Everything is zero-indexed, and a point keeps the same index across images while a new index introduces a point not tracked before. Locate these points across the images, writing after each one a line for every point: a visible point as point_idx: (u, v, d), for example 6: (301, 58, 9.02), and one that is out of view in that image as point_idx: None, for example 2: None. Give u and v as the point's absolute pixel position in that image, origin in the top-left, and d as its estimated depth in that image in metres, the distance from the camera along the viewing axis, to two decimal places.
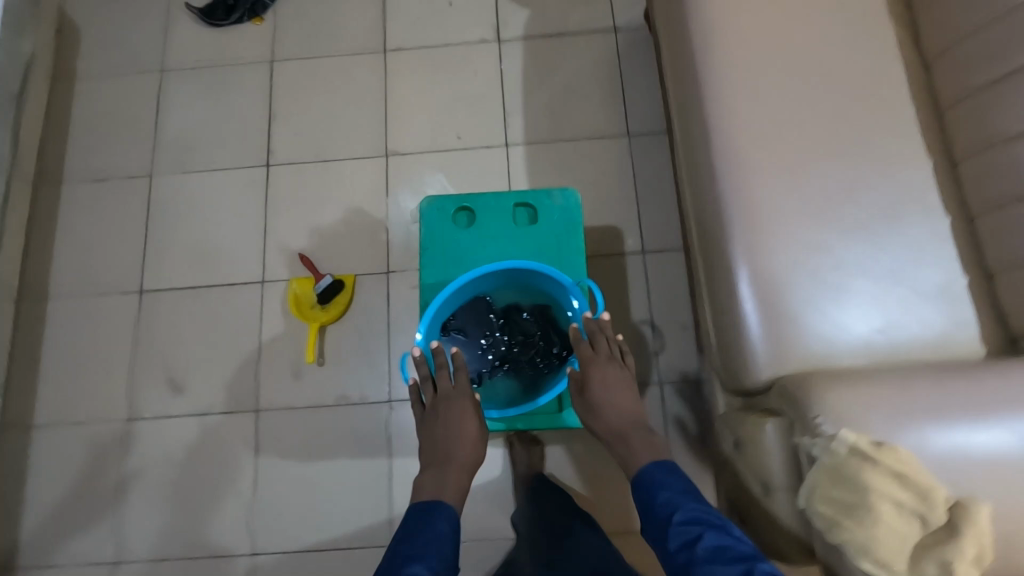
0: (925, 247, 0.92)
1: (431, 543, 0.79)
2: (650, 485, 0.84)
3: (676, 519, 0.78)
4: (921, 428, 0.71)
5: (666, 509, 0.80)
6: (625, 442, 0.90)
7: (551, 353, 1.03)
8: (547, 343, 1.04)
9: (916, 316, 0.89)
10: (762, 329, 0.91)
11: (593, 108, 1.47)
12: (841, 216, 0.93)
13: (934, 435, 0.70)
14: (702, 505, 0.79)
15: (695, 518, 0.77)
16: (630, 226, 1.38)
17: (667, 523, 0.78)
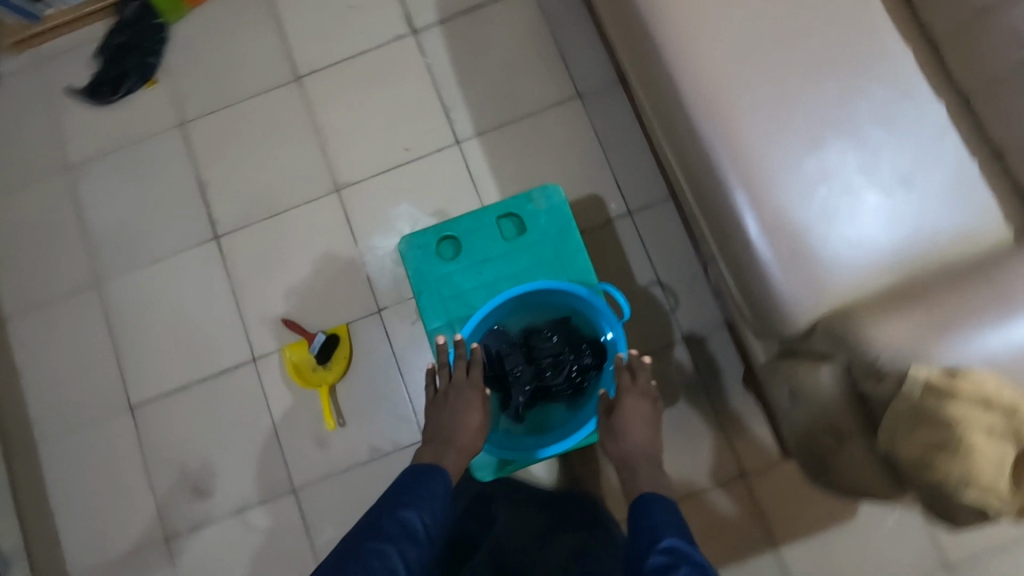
0: (925, 143, 0.88)
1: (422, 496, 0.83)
2: (644, 510, 0.83)
3: (659, 543, 0.76)
4: (987, 341, 0.69)
5: (653, 533, 0.78)
6: (631, 468, 0.92)
7: (585, 367, 1.04)
8: (577, 357, 1.04)
9: (934, 214, 0.86)
10: (784, 270, 0.87)
11: (535, 76, 1.38)
12: (833, 138, 0.88)
13: (1002, 344, 0.69)
14: (682, 537, 0.77)
15: (679, 548, 0.74)
16: (610, 190, 1.32)
17: (650, 547, 0.76)
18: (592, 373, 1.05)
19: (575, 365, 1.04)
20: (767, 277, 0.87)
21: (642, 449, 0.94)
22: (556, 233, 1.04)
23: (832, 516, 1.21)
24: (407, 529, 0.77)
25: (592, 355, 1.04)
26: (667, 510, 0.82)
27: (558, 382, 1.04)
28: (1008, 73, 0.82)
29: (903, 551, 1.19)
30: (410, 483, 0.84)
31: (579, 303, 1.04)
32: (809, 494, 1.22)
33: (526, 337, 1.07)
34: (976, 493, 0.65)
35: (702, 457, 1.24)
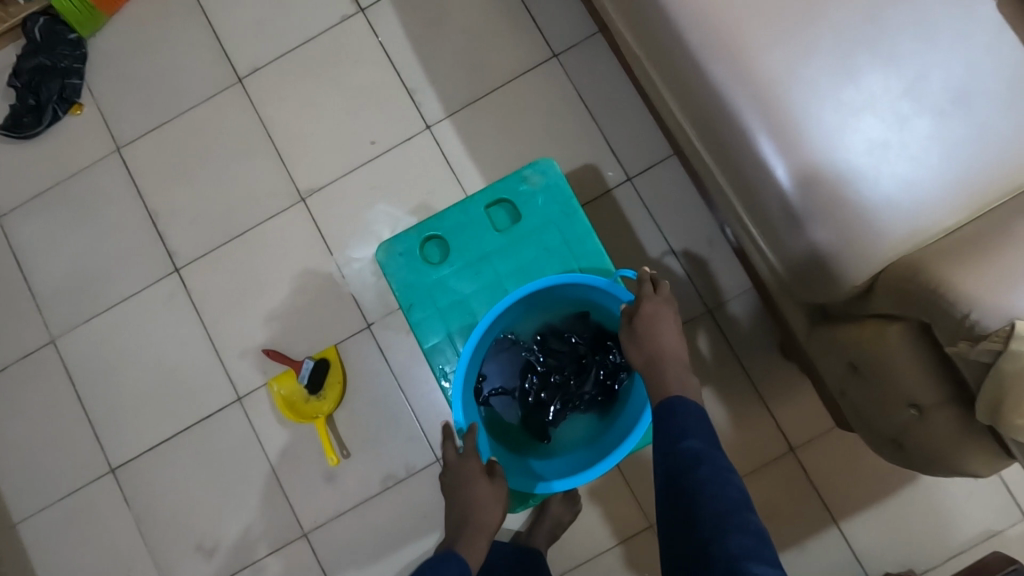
0: (973, 52, 0.74)
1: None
2: (671, 409, 0.76)
3: (684, 444, 0.70)
4: None
5: (676, 433, 0.73)
6: (659, 368, 0.82)
7: (613, 368, 0.96)
8: (602, 359, 0.97)
9: (995, 134, 0.72)
10: (828, 221, 0.73)
11: (504, 41, 1.22)
12: (869, 62, 0.75)
13: None
14: (706, 442, 0.70)
15: (700, 452, 0.69)
16: (604, 156, 1.19)
17: (674, 446, 0.71)
18: (623, 374, 0.97)
19: (600, 369, 0.96)
20: (815, 238, 0.74)
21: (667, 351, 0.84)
22: (558, 214, 0.91)
23: (895, 476, 1.10)
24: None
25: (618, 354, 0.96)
26: (697, 416, 0.74)
27: (585, 390, 0.97)
28: None
29: (980, 505, 1.08)
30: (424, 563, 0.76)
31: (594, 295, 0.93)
32: (866, 457, 1.11)
33: (540, 344, 0.98)
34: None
35: (746, 434, 1.13)
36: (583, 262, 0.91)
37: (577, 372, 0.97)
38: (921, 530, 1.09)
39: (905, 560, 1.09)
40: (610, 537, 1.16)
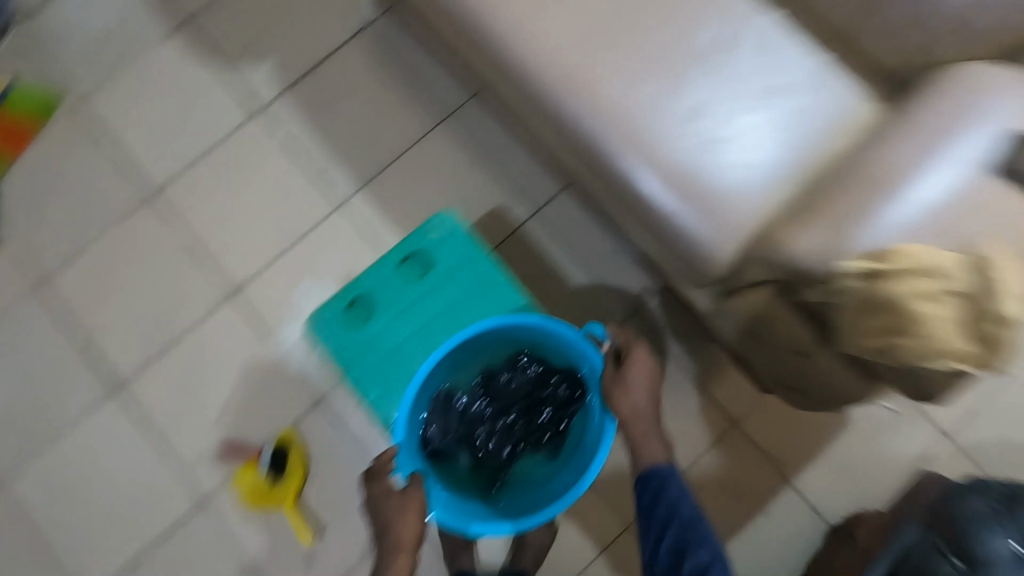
0: (772, 54, 0.90)
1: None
2: (660, 480, 0.88)
3: (679, 520, 0.84)
4: (883, 213, 0.71)
5: (667, 505, 0.86)
6: (643, 430, 0.91)
7: (561, 403, 1.01)
8: (550, 396, 1.01)
9: (806, 115, 0.87)
10: (693, 212, 0.85)
11: (400, 112, 1.34)
12: (694, 75, 0.89)
13: (897, 211, 0.70)
14: (695, 511, 0.85)
15: (692, 529, 0.83)
16: (509, 197, 1.30)
17: (670, 521, 0.84)
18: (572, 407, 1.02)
19: (549, 406, 1.01)
20: (685, 228, 0.86)
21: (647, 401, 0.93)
22: (463, 257, 0.99)
23: (831, 424, 1.20)
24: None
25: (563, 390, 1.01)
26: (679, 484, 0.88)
27: (536, 426, 1.01)
28: None
29: (909, 433, 1.19)
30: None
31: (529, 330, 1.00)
32: (802, 413, 1.21)
33: (483, 386, 1.03)
34: (957, 360, 0.64)
35: (691, 418, 1.22)
36: (495, 297, 0.99)
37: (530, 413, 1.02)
38: (866, 468, 1.19)
39: (858, 499, 1.18)
40: (593, 547, 1.20)
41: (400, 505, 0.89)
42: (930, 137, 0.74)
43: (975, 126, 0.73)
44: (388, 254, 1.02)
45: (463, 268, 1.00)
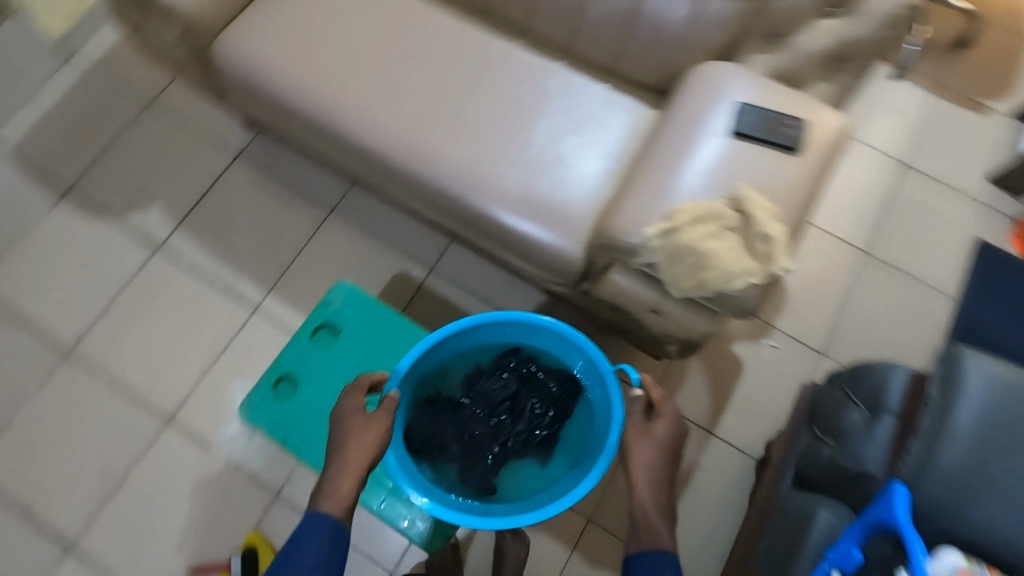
0: (568, 91, 1.13)
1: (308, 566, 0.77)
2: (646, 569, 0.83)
3: None
4: (669, 189, 0.91)
5: None
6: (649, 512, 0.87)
7: (554, 403, 1.12)
8: (542, 396, 1.13)
9: (606, 129, 1.11)
10: (542, 226, 1.06)
11: (289, 217, 1.50)
12: (514, 122, 1.12)
13: (677, 184, 0.91)
14: None
15: None
16: (405, 262, 1.48)
17: None
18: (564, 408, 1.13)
19: (542, 407, 1.12)
20: (540, 240, 1.07)
21: (656, 456, 0.92)
22: (366, 316, 1.10)
23: (725, 375, 1.40)
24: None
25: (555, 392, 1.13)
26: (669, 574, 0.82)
27: (527, 424, 1.12)
28: (570, 34, 1.12)
29: (784, 360, 1.42)
30: (294, 537, 0.79)
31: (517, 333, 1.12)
32: (697, 372, 1.40)
33: (474, 391, 1.14)
34: (748, 276, 0.84)
35: None
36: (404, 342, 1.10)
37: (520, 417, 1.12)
38: (763, 401, 1.38)
39: (766, 428, 1.37)
40: (565, 549, 1.29)
41: (360, 427, 0.86)
42: (688, 122, 0.96)
43: (717, 107, 0.96)
44: (298, 329, 1.10)
45: (369, 324, 1.10)
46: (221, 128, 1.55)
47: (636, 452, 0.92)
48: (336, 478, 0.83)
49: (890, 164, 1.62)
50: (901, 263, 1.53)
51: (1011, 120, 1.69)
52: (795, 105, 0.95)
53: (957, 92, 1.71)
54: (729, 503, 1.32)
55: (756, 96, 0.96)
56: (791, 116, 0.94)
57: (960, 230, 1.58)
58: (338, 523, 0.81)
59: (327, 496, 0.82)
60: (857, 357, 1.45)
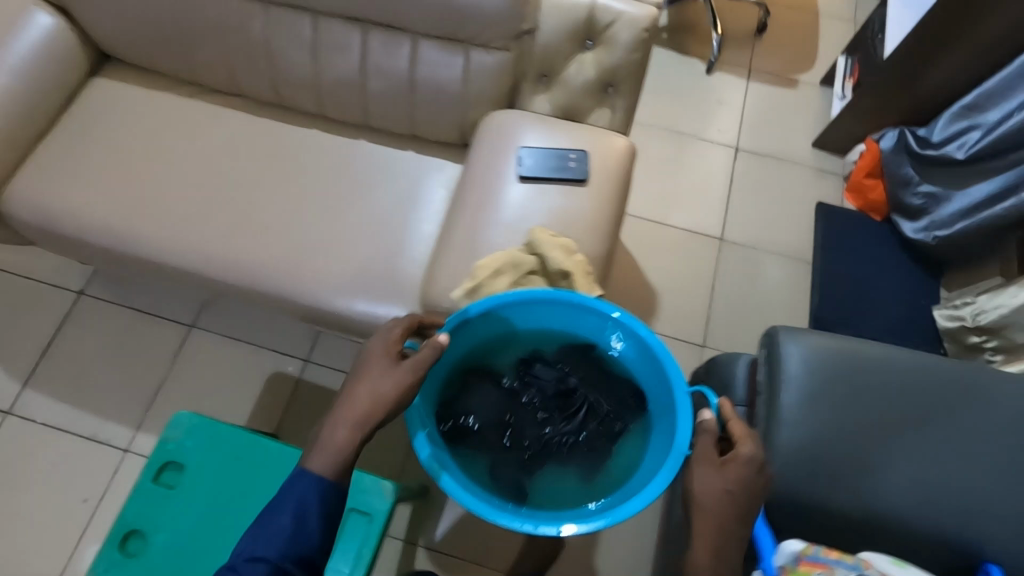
0: (368, 164, 1.15)
1: (291, 522, 0.68)
2: None
3: None
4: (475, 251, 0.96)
5: None
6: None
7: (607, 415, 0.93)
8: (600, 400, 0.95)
9: (412, 193, 1.13)
10: (370, 304, 1.05)
11: (145, 349, 1.44)
12: (329, 204, 1.12)
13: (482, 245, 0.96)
14: None
15: None
16: (277, 361, 1.44)
17: None
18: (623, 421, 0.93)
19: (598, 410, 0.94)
20: (371, 318, 1.05)
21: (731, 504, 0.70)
22: (214, 442, 0.97)
23: None
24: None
25: (614, 400, 0.95)
26: None
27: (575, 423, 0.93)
28: (361, 114, 1.12)
29: None
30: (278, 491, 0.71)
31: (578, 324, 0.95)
32: None
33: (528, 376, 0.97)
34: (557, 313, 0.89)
35: None
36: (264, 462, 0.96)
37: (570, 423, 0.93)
38: None
39: None
40: None
41: None
42: (485, 177, 1.01)
43: (508, 156, 1.01)
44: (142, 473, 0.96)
45: (220, 450, 0.97)
46: (57, 272, 1.49)
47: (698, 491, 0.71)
48: (332, 426, 0.73)
49: (721, 153, 1.72)
50: (752, 243, 1.62)
51: (820, 87, 1.82)
52: (583, 137, 1.02)
53: (768, 73, 1.84)
54: (645, 517, 1.33)
55: (546, 138, 1.01)
56: (575, 149, 1.00)
57: (800, 198, 1.68)
58: (331, 480, 0.72)
59: (320, 448, 0.72)
60: (731, 341, 1.52)
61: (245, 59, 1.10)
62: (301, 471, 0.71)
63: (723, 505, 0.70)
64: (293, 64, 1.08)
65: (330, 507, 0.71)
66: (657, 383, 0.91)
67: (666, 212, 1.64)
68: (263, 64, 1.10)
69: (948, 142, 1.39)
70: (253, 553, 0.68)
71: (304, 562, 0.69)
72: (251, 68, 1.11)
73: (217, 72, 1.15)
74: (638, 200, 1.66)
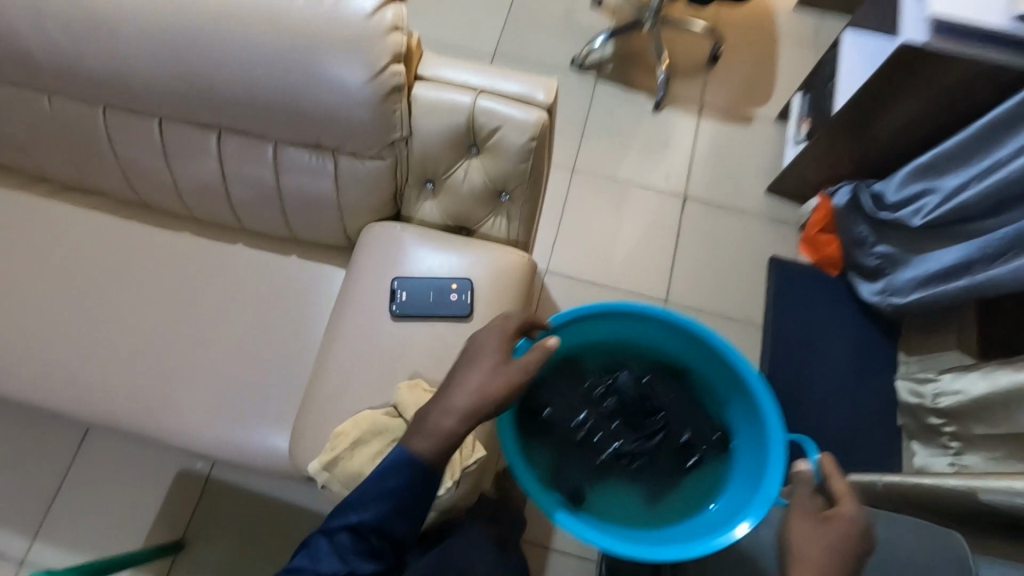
0: (244, 272, 1.02)
1: (384, 492, 0.71)
2: None
3: None
4: (345, 397, 0.86)
5: None
6: None
7: (686, 441, 1.00)
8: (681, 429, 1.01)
9: (293, 305, 1.01)
10: (240, 440, 0.94)
11: (42, 449, 1.34)
12: (200, 319, 1.00)
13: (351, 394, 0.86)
14: None
15: None
16: (183, 457, 1.34)
17: None
18: (701, 446, 1.00)
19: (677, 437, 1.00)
20: (241, 457, 0.93)
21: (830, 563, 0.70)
22: None
23: None
24: (367, 550, 0.70)
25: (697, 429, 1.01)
26: None
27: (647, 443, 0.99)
28: (233, 217, 1.00)
29: None
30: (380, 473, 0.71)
31: (678, 347, 0.99)
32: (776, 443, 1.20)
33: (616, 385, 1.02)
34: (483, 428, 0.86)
35: None
36: None
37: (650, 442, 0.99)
38: None
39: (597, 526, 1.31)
40: None
41: None
42: (356, 314, 0.90)
43: (382, 287, 0.90)
44: None
45: None
46: None
47: (797, 544, 0.72)
48: (440, 412, 0.71)
49: (667, 202, 1.60)
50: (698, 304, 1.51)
51: (777, 122, 1.68)
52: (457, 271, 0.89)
53: (720, 108, 1.70)
54: None
55: (420, 269, 0.90)
56: (455, 280, 0.88)
57: (752, 251, 1.56)
58: (426, 462, 0.71)
59: (424, 432, 0.72)
60: None
61: (95, 162, 0.98)
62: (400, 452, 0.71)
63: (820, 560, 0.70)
64: (148, 168, 0.95)
65: (420, 492, 0.71)
66: (749, 423, 0.94)
67: (608, 273, 1.53)
68: (116, 168, 0.97)
69: (906, 204, 1.27)
70: (349, 513, 0.71)
71: (387, 532, 0.71)
72: (105, 171, 0.99)
73: (71, 172, 1.02)
74: (579, 258, 1.55)
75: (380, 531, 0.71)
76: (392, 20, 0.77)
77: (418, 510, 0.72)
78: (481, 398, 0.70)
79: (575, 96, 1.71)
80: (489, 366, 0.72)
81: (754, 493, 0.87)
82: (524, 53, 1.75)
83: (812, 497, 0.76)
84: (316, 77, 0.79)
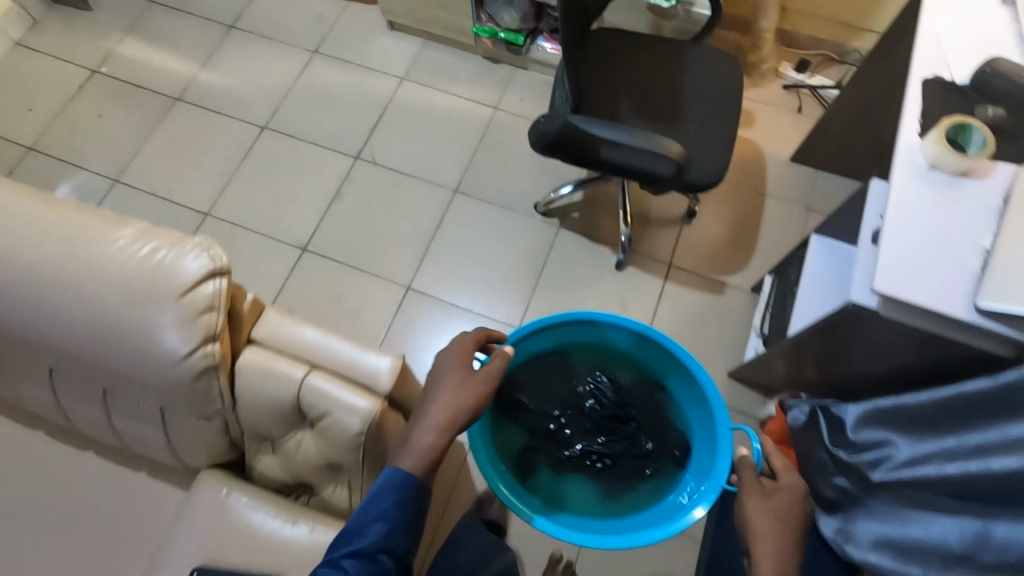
0: (89, 487, 0.96)
1: (384, 512, 0.72)
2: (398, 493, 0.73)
3: None
4: None
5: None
6: None
7: (650, 449, 1.19)
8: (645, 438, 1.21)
9: (131, 530, 0.94)
10: None
11: None
12: (31, 532, 0.94)
13: None
14: None
15: None
16: None
17: None
18: (661, 457, 1.19)
19: (642, 444, 1.20)
20: None
21: (779, 528, 0.90)
22: None
23: None
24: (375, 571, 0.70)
25: (662, 441, 1.20)
26: None
27: (614, 446, 1.20)
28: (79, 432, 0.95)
29: None
30: (372, 497, 0.73)
31: (655, 356, 1.21)
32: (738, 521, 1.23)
33: (592, 386, 1.25)
34: None
35: None
36: None
37: (616, 446, 1.20)
38: None
39: None
40: None
41: None
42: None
43: (192, 563, 0.82)
44: None
45: None
46: None
47: (751, 522, 0.91)
48: (422, 430, 0.77)
49: None
50: None
51: (752, 293, 1.54)
52: (277, 548, 0.81)
53: (690, 271, 1.57)
54: None
55: (240, 539, 0.82)
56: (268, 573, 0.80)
57: None
58: (418, 480, 0.75)
59: (410, 451, 0.75)
60: None
61: None
62: (392, 472, 0.73)
63: (773, 529, 0.90)
64: None
65: (417, 506, 0.74)
66: (707, 428, 1.15)
67: None
68: None
69: (865, 449, 1.11)
70: (350, 541, 0.71)
71: (393, 554, 0.72)
72: None
73: None
74: None
75: (386, 552, 0.72)
76: (207, 300, 0.70)
77: (417, 523, 0.75)
78: (454, 412, 0.77)
79: (534, 243, 1.62)
80: (455, 383, 0.80)
81: (704, 485, 1.08)
82: (486, 191, 1.68)
83: (756, 479, 0.96)
84: (123, 349, 0.71)
